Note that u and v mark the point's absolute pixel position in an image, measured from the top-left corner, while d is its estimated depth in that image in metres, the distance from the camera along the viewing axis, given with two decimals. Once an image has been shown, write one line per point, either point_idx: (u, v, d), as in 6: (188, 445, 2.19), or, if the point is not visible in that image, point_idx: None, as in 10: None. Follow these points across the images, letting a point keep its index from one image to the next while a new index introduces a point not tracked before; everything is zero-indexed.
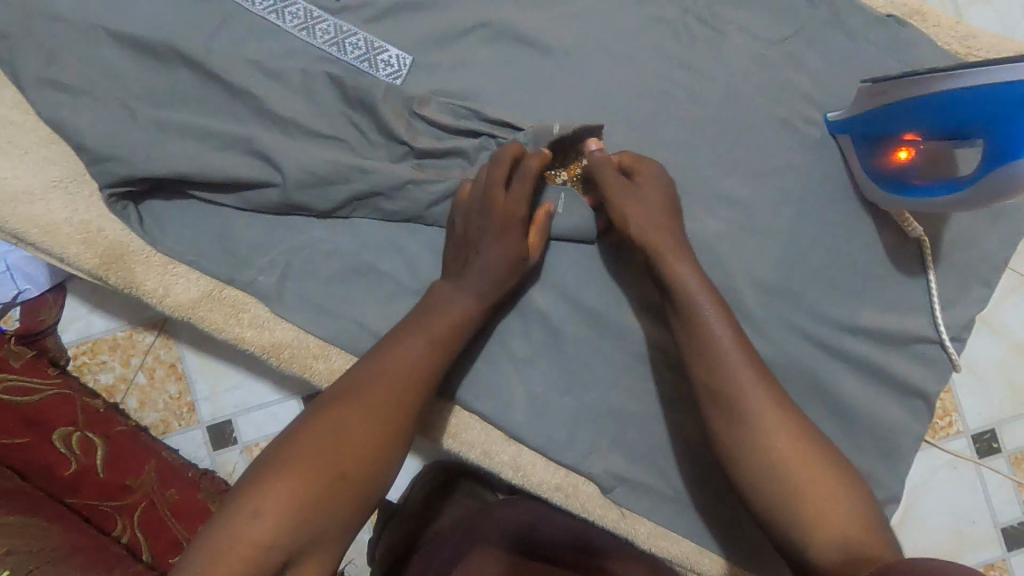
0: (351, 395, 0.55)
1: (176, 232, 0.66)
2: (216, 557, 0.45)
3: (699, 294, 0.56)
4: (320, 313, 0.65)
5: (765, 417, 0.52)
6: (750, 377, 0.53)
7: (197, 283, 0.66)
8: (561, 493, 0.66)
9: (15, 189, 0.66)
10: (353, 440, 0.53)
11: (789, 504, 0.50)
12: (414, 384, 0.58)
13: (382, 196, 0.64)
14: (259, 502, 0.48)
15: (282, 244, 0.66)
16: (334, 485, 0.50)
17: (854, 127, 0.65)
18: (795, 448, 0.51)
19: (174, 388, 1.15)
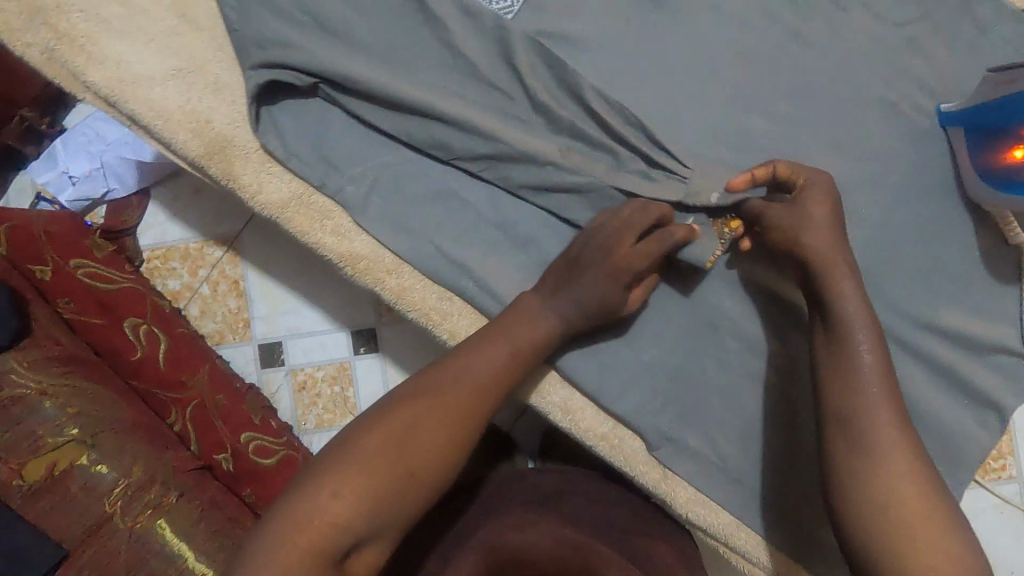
0: (430, 394, 0.57)
1: (275, 132, 0.68)
2: (295, 530, 0.49)
3: (854, 318, 0.56)
4: (400, 230, 0.67)
5: (889, 448, 0.52)
6: (882, 408, 0.53)
7: (288, 185, 0.69)
8: (606, 444, 0.67)
9: (135, 72, 0.70)
10: (428, 441, 0.55)
11: (876, 530, 0.51)
12: (490, 391, 0.59)
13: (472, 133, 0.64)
14: (336, 486, 0.51)
15: (374, 159, 0.68)
16: (405, 481, 0.53)
17: (969, 118, 0.63)
18: (909, 487, 0.51)
19: (234, 303, 1.21)
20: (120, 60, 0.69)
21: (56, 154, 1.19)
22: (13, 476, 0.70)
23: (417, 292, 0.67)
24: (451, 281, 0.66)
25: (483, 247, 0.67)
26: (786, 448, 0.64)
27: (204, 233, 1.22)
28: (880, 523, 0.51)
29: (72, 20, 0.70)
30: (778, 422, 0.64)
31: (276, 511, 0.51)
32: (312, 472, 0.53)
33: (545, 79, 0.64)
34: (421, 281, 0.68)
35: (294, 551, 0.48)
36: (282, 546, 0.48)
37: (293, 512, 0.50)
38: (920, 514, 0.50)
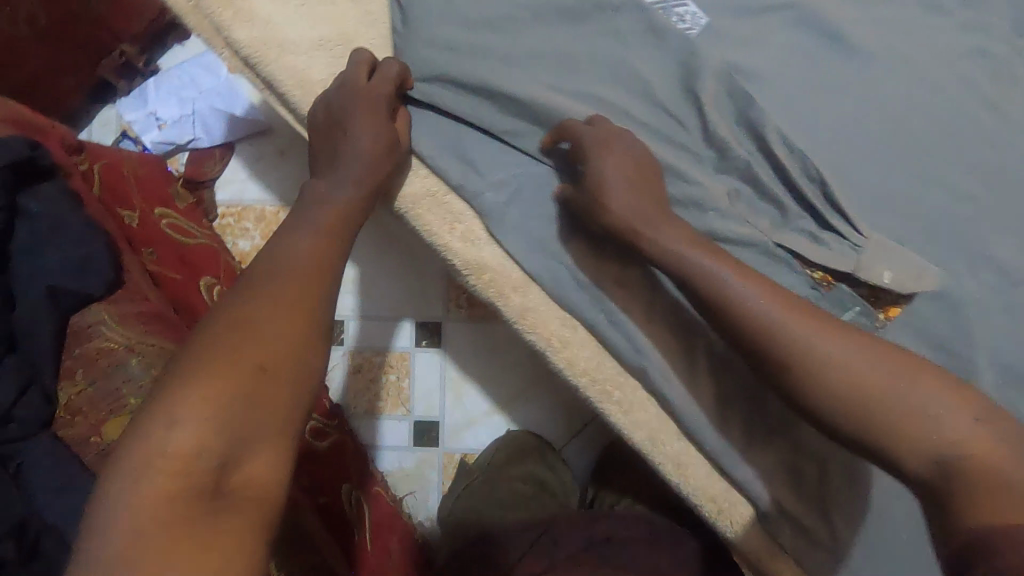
0: (253, 286, 0.47)
1: (420, 127, 0.66)
2: (140, 473, 0.39)
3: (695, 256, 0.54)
4: (536, 247, 0.64)
5: (829, 342, 0.49)
6: (770, 302, 0.50)
7: (425, 181, 0.65)
8: (715, 506, 0.63)
9: (281, 35, 0.66)
10: (264, 330, 0.44)
11: (920, 448, 0.45)
12: (320, 270, 0.50)
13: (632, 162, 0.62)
14: (165, 405, 0.41)
15: (520, 169, 0.65)
16: (259, 380, 0.43)
17: None
18: (848, 344, 0.49)
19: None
20: (270, 22, 0.65)
21: (147, 94, 1.17)
22: (95, 431, 0.68)
23: (541, 316, 0.64)
24: (581, 309, 0.63)
25: (621, 280, 0.63)
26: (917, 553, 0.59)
27: (283, 198, 1.19)
28: (906, 441, 0.46)
29: None
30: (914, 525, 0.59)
31: (128, 443, 0.41)
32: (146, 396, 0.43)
33: (717, 116, 0.62)
34: (548, 305, 0.64)
35: (161, 488, 0.38)
36: (134, 484, 0.38)
37: (133, 447, 0.39)
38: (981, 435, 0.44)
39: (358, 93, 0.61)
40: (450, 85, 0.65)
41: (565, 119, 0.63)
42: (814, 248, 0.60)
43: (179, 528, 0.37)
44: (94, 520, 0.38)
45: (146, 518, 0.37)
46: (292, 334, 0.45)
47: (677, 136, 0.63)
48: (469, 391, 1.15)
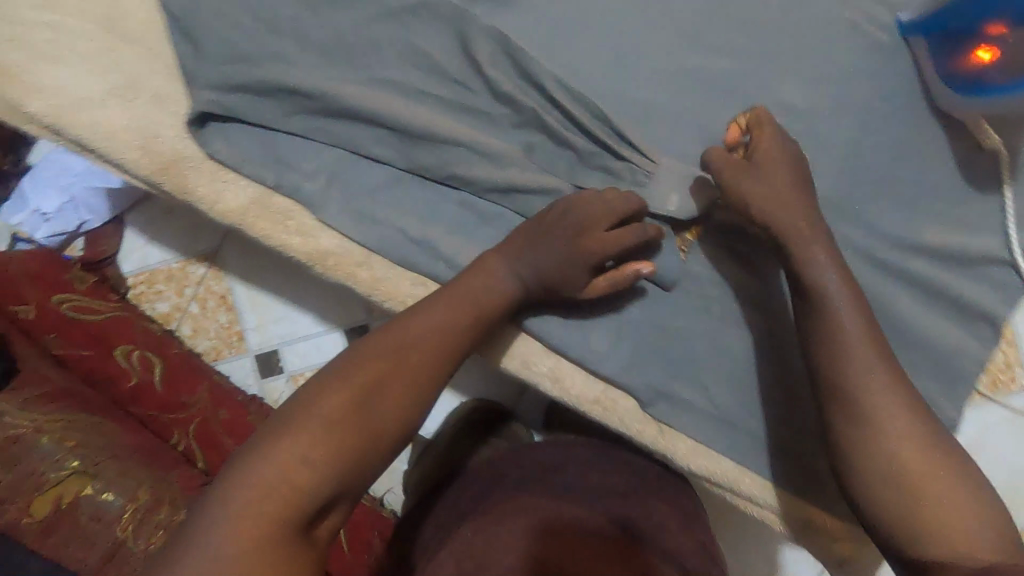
0: (382, 348, 0.54)
1: (224, 138, 0.67)
2: (257, 502, 0.43)
3: (788, 209, 0.56)
4: (365, 220, 0.66)
5: (890, 407, 0.49)
6: (874, 371, 0.50)
7: (248, 191, 0.67)
8: (600, 407, 0.66)
9: (73, 96, 0.68)
10: (388, 400, 0.52)
11: (933, 523, 0.46)
12: (433, 360, 0.55)
13: (416, 128, 0.65)
14: (292, 441, 0.46)
15: (330, 154, 0.67)
16: (367, 440, 0.49)
17: (930, 25, 0.61)
18: (926, 455, 0.48)
19: (225, 317, 1.20)
20: (59, 84, 0.68)
21: (25, 194, 1.19)
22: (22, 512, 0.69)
23: (391, 282, 0.66)
24: (423, 264, 0.65)
25: (452, 226, 0.66)
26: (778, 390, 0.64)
27: (185, 252, 1.21)
28: (911, 515, 0.47)
29: (4, 51, 0.68)
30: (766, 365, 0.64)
31: (243, 465, 0.45)
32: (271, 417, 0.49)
33: (491, 52, 0.64)
34: (394, 270, 0.67)
35: (272, 514, 0.43)
36: (252, 507, 0.43)
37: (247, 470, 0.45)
38: (958, 510, 0.46)
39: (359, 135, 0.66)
40: (236, 91, 0.66)
41: (353, 96, 0.65)
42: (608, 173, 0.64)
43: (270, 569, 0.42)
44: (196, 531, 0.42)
45: (245, 551, 0.41)
46: (399, 403, 0.52)
47: (461, 79, 0.65)
48: None
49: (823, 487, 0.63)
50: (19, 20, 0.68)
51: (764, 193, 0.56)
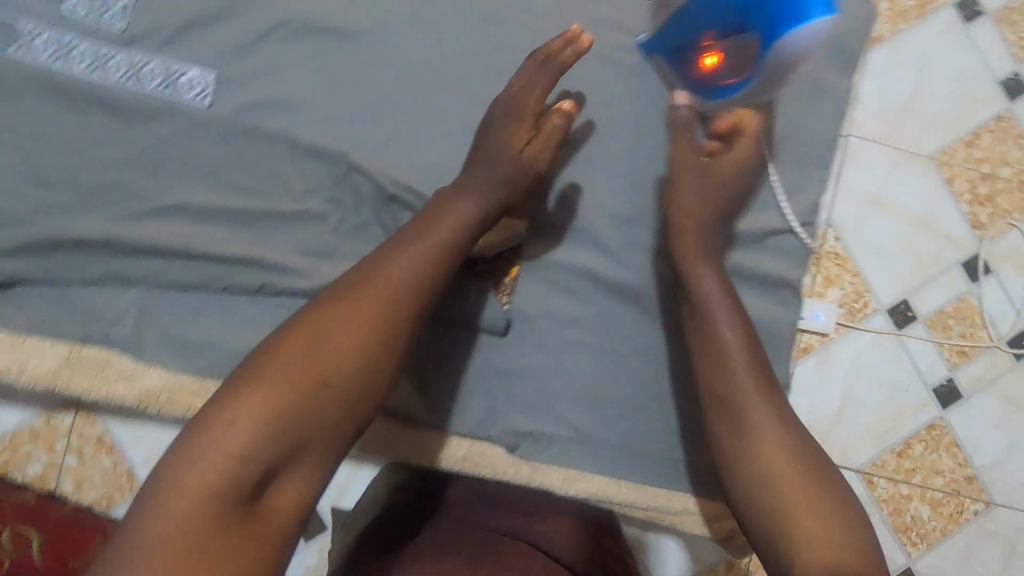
0: (370, 279, 0.51)
1: (14, 305, 0.64)
2: (174, 480, 0.40)
3: (722, 182, 0.63)
4: (188, 348, 0.65)
5: (755, 404, 0.52)
6: (730, 315, 0.57)
7: (52, 351, 0.64)
8: (471, 464, 0.67)
9: None
10: (341, 341, 0.48)
11: (801, 514, 0.47)
12: (380, 301, 0.50)
13: (215, 248, 0.64)
14: (224, 407, 0.44)
15: (135, 291, 0.65)
16: (315, 391, 0.45)
17: (661, 42, 0.65)
18: (796, 458, 0.50)
19: (75, 459, 0.86)
20: None
21: None
22: None
23: None
24: None
25: None
26: (624, 399, 0.68)
27: None
28: (784, 524, 0.47)
29: None
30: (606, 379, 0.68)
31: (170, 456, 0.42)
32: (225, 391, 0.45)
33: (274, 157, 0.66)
34: None
35: (218, 478, 0.41)
36: (174, 490, 0.40)
37: (167, 460, 0.41)
38: (818, 517, 0.47)
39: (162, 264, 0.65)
40: (15, 253, 0.63)
41: (141, 233, 0.64)
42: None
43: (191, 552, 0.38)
44: (125, 527, 0.39)
45: (171, 536, 0.38)
46: (349, 347, 0.48)
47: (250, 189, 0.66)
48: None
49: (686, 474, 0.69)
50: None
51: (726, 169, 0.63)
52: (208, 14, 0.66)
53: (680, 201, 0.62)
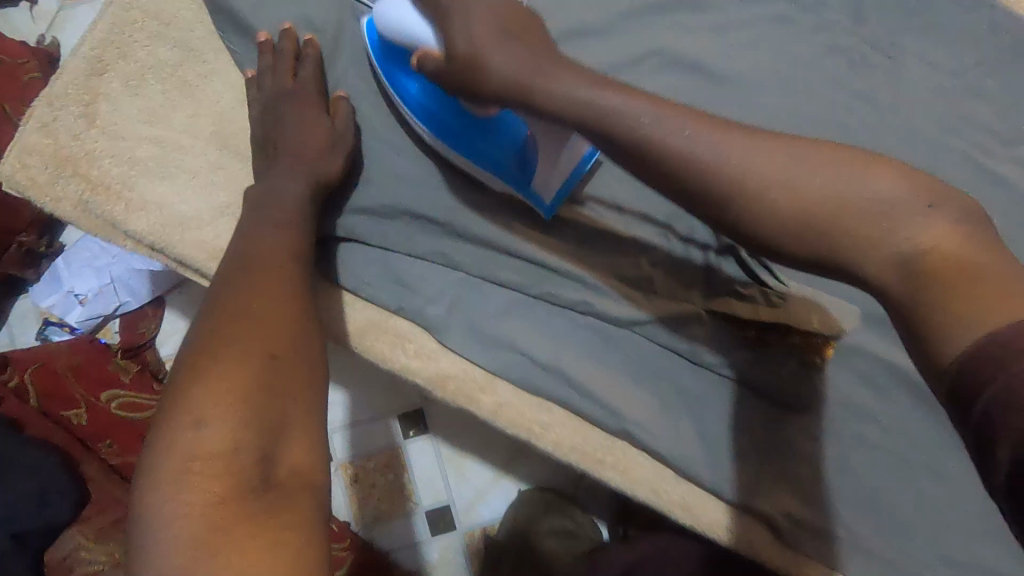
0: (248, 263, 0.49)
1: (347, 261, 0.66)
2: (178, 480, 0.37)
3: (629, 107, 0.49)
4: (489, 343, 0.64)
5: (802, 177, 0.43)
6: (726, 139, 0.46)
7: (365, 311, 0.65)
8: (736, 539, 0.62)
9: (182, 214, 0.65)
10: (238, 305, 0.45)
11: (878, 244, 0.41)
12: (283, 258, 0.51)
13: (547, 258, 0.65)
14: (187, 400, 0.39)
15: (453, 276, 0.65)
16: (270, 363, 0.42)
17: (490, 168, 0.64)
18: (877, 177, 0.42)
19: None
20: (165, 204, 0.65)
21: (59, 275, 1.13)
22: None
23: (514, 406, 0.64)
24: (551, 387, 0.63)
25: (583, 354, 0.64)
26: (920, 520, 0.61)
27: None
28: (821, 227, 0.42)
29: (105, 168, 0.65)
30: (903, 494, 0.62)
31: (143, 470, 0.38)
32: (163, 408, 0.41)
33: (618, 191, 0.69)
34: (516, 394, 0.65)
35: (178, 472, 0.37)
36: (184, 501, 0.36)
37: (152, 464, 0.38)
38: (917, 236, 0.41)
39: (487, 258, 0.65)
40: (362, 213, 0.66)
41: (482, 225, 0.65)
42: (743, 305, 0.63)
43: (212, 551, 0.35)
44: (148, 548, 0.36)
45: (182, 542, 0.35)
46: (282, 298, 0.46)
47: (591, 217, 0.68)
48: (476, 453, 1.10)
49: None
50: (121, 134, 0.65)
51: (568, 98, 0.51)
52: (591, 28, 0.66)
53: (673, 143, 0.47)
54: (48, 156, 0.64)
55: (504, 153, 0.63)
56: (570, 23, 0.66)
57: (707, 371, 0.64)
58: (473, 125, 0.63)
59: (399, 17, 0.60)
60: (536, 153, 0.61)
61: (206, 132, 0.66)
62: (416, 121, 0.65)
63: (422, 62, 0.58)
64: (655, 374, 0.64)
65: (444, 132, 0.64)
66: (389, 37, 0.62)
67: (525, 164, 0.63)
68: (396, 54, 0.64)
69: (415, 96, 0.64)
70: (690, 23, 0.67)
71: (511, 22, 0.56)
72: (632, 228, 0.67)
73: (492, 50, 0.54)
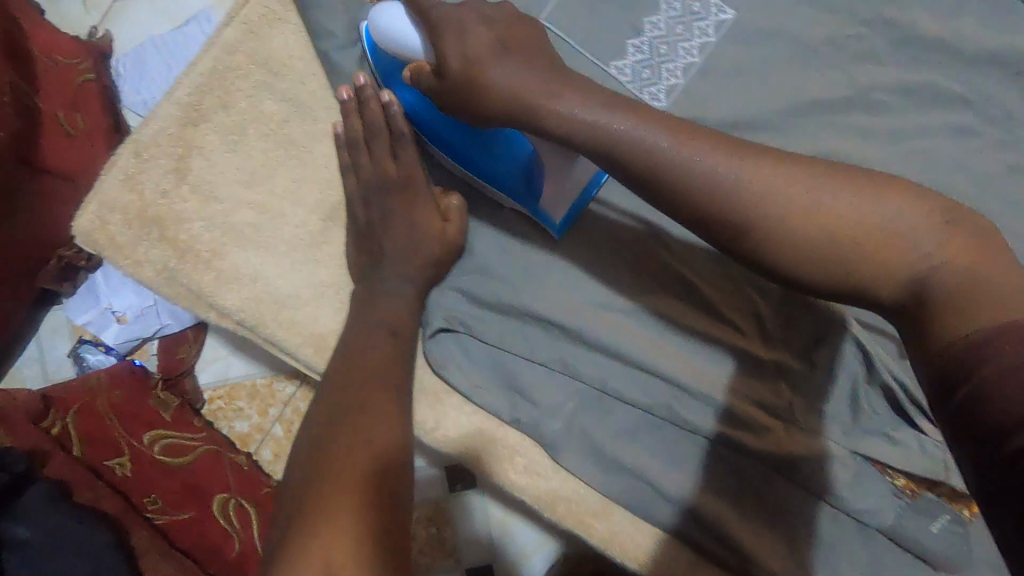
0: (350, 390, 0.52)
1: (453, 358, 0.59)
2: None
3: (636, 131, 0.46)
4: (607, 465, 0.58)
5: (820, 199, 0.42)
6: (720, 157, 0.44)
7: (473, 418, 0.59)
8: None
9: (277, 291, 0.59)
10: (358, 449, 0.49)
11: (892, 272, 0.40)
12: (375, 380, 0.53)
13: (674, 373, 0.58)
14: (311, 550, 0.43)
15: (572, 387, 0.59)
16: (384, 506, 0.46)
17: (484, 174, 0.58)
18: (827, 188, 0.42)
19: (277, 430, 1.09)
20: (259, 277, 0.59)
21: (97, 290, 1.06)
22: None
23: (627, 537, 0.59)
24: (671, 521, 0.58)
25: (710, 487, 0.58)
26: None
27: (273, 367, 1.08)
28: (846, 245, 0.41)
29: (195, 232, 0.58)
30: None
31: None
32: (283, 525, 0.46)
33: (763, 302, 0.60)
34: (631, 523, 0.59)
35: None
36: None
37: None
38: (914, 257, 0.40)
39: (609, 370, 0.58)
40: (479, 305, 0.59)
41: (607, 331, 0.58)
42: (897, 453, 0.56)
43: None
44: None
45: None
46: (386, 432, 0.50)
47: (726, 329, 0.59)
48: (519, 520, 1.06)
49: None
50: (216, 196, 0.59)
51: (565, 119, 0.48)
52: (750, 120, 0.58)
53: (697, 168, 0.44)
54: (133, 216, 0.57)
55: (506, 168, 0.56)
56: (725, 113, 0.59)
57: (845, 519, 0.57)
58: (472, 137, 0.56)
59: (392, 26, 0.52)
60: (542, 172, 0.55)
61: (310, 201, 0.59)
62: (414, 127, 0.58)
63: (414, 77, 0.53)
64: (790, 519, 0.57)
65: (444, 142, 0.58)
66: (384, 47, 0.54)
67: (531, 178, 0.56)
68: (389, 65, 0.57)
69: (410, 103, 0.57)
70: (862, 124, 0.59)
71: (505, 35, 0.52)
72: (773, 344, 0.59)
73: (498, 70, 0.50)
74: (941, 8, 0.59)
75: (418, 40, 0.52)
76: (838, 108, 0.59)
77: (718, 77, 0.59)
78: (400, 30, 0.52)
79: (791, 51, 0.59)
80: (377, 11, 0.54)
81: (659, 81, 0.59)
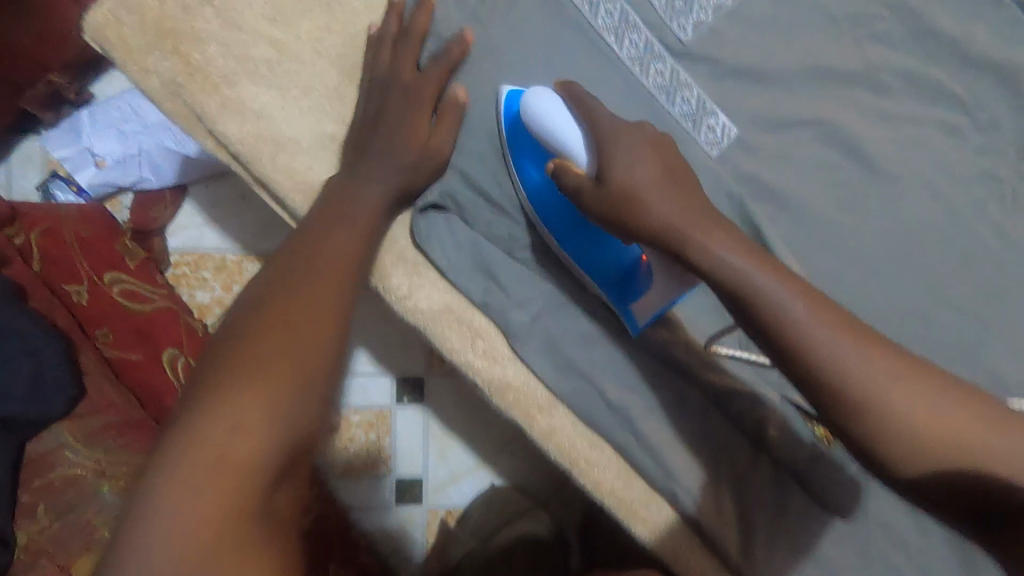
0: (310, 235, 0.50)
1: (438, 237, 0.61)
2: (190, 469, 0.35)
3: (687, 229, 0.47)
4: (561, 363, 0.62)
5: (858, 360, 0.42)
6: (842, 338, 0.42)
7: (445, 296, 0.61)
8: None
9: (279, 133, 0.59)
10: (301, 285, 0.45)
11: (853, 399, 0.42)
12: (352, 235, 0.51)
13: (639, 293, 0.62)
14: (217, 386, 0.38)
15: (544, 286, 0.63)
16: (319, 342, 0.42)
17: (561, 225, 0.59)
18: (889, 363, 0.42)
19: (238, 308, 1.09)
20: (264, 114, 0.59)
21: (80, 127, 1.03)
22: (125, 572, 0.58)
23: (565, 435, 0.62)
24: (609, 427, 0.61)
25: (651, 403, 0.62)
26: None
27: (246, 247, 1.08)
28: (935, 449, 0.41)
29: (208, 53, 0.58)
30: None
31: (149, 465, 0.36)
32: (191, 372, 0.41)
33: None
34: (571, 422, 0.62)
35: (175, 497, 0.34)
36: (176, 497, 0.34)
37: (161, 452, 0.36)
38: (875, 377, 0.42)
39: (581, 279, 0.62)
40: (475, 192, 0.62)
41: None
42: None
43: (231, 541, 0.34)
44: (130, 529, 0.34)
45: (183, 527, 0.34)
46: (341, 278, 0.47)
47: None
48: (453, 445, 1.11)
49: None
50: (238, 25, 0.59)
51: (661, 223, 0.47)
52: (762, 70, 0.62)
53: (676, 227, 0.47)
54: (150, 19, 0.56)
55: (605, 269, 0.59)
56: (740, 63, 0.62)
57: (763, 459, 0.63)
58: (570, 215, 0.59)
59: (549, 114, 0.53)
60: (644, 284, 0.56)
61: (332, 54, 0.61)
62: (526, 202, 0.61)
63: (557, 171, 0.53)
64: (711, 444, 0.62)
65: (555, 230, 0.60)
66: (526, 123, 0.55)
67: (627, 287, 0.58)
68: (522, 137, 0.59)
69: (535, 183, 0.60)
70: (862, 97, 0.63)
71: (662, 158, 0.51)
72: None
73: (649, 192, 0.49)
74: (959, 9, 0.62)
75: (579, 136, 0.52)
76: (845, 81, 0.62)
77: (742, 23, 0.62)
78: (559, 122, 0.53)
79: (816, 17, 0.62)
80: (536, 93, 0.55)
81: (690, 14, 0.62)
